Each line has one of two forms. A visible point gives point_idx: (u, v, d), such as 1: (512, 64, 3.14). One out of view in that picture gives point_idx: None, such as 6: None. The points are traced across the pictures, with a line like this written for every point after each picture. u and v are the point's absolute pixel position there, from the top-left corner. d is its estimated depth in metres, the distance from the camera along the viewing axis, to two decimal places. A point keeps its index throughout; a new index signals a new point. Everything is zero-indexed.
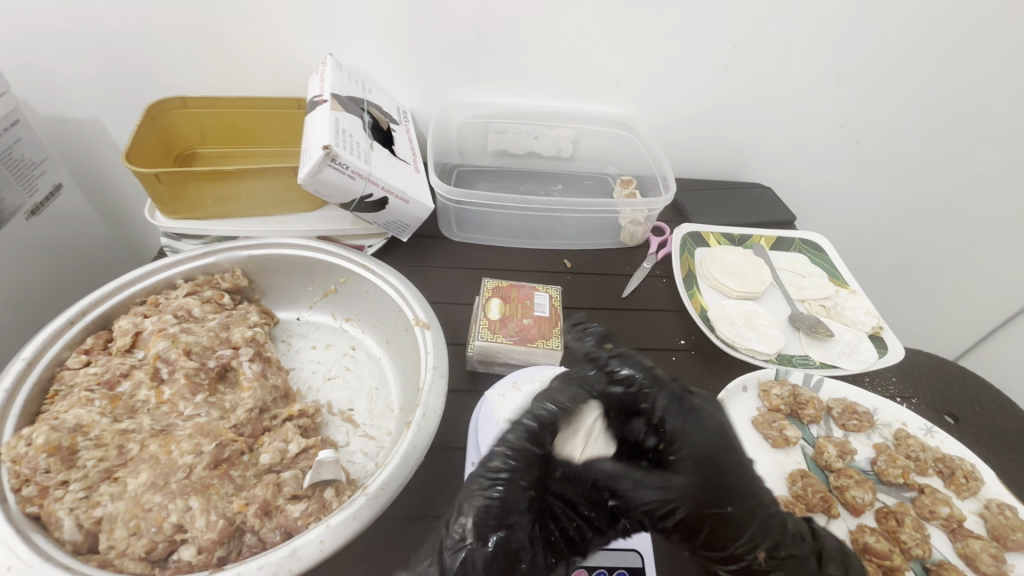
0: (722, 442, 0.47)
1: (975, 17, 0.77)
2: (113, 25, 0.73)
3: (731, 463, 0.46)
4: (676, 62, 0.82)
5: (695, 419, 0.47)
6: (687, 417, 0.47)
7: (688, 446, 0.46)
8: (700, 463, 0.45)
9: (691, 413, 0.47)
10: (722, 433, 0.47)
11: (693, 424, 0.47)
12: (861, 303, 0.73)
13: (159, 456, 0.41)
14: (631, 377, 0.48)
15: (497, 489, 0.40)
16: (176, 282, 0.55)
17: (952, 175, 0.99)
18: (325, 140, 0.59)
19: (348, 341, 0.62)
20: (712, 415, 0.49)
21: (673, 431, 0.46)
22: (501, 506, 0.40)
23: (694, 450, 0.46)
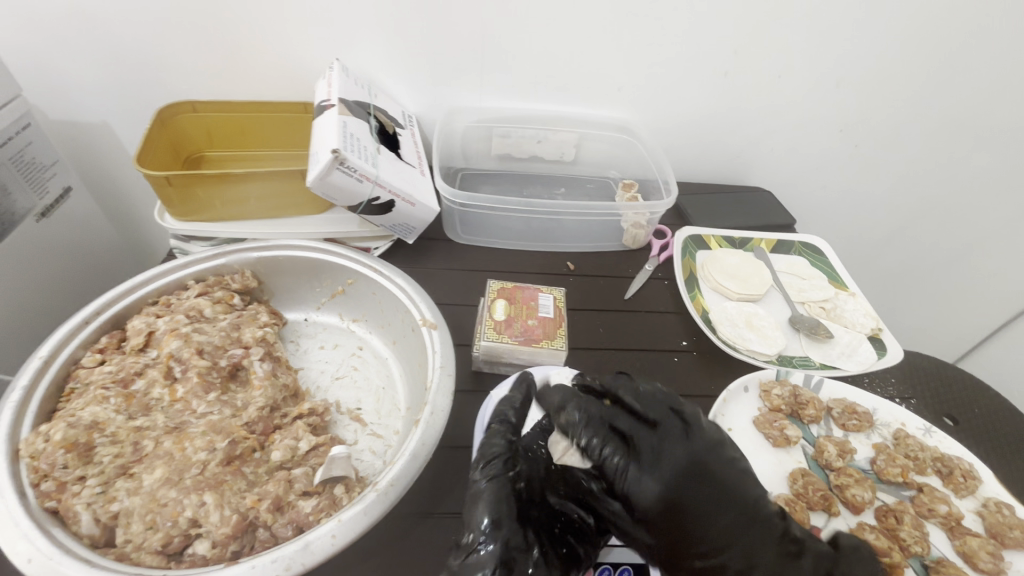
0: (685, 485, 0.46)
1: (972, 24, 0.78)
2: (124, 30, 0.75)
3: (701, 510, 0.45)
4: (677, 67, 0.83)
5: (653, 466, 0.47)
6: (640, 468, 0.47)
7: (642, 501, 0.46)
8: (662, 513, 0.45)
9: (652, 458, 0.47)
10: (691, 472, 0.46)
11: (647, 475, 0.46)
12: (861, 306, 0.74)
13: (173, 453, 0.42)
14: (587, 424, 0.48)
15: (491, 483, 0.45)
16: (187, 283, 0.56)
17: (949, 179, 1.00)
18: (334, 144, 0.60)
19: (355, 342, 0.63)
20: (680, 454, 0.47)
21: (627, 485, 0.46)
22: (501, 497, 0.44)
23: (650, 502, 0.46)
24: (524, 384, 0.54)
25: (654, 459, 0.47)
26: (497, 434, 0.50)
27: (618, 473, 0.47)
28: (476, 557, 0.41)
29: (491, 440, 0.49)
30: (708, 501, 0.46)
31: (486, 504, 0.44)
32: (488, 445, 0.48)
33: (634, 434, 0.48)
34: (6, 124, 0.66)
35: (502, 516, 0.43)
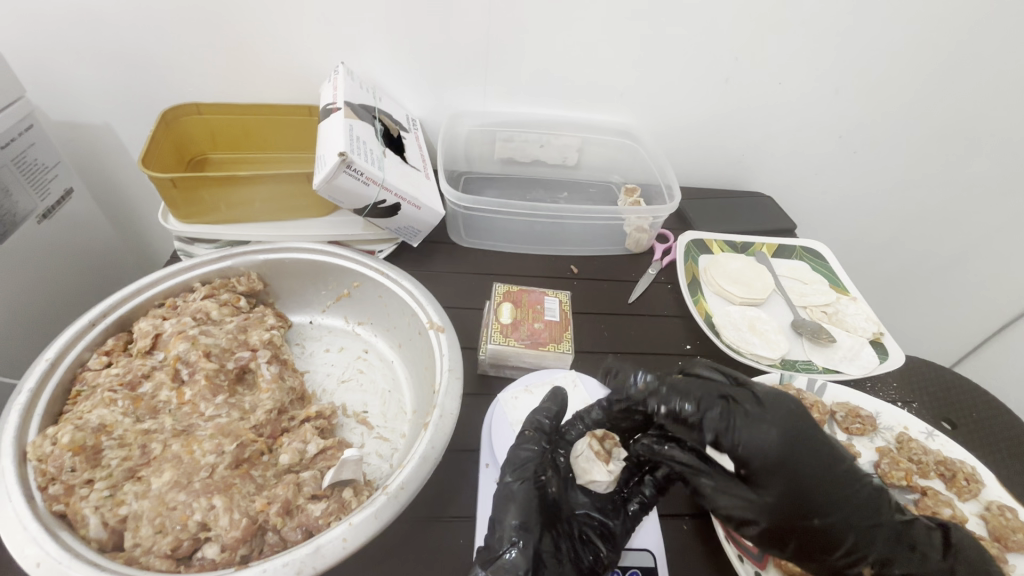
0: (799, 439, 0.42)
1: (967, 32, 0.80)
2: (128, 30, 0.74)
3: (817, 465, 0.42)
4: (679, 73, 0.84)
5: (765, 417, 0.43)
6: (751, 420, 0.43)
7: (758, 455, 0.42)
8: (783, 466, 0.42)
9: (757, 411, 0.43)
10: (799, 423, 0.43)
11: (760, 425, 0.42)
12: (863, 310, 0.74)
13: (182, 456, 0.42)
14: (667, 389, 0.46)
15: (527, 485, 0.46)
16: (193, 285, 0.56)
17: (947, 185, 1.01)
18: (340, 147, 0.60)
19: (361, 345, 0.63)
20: (786, 405, 0.44)
21: (740, 438, 0.42)
22: (532, 502, 0.45)
23: (767, 454, 0.42)
24: (558, 396, 0.53)
25: (761, 411, 0.43)
26: (531, 440, 0.49)
27: (723, 428, 0.43)
28: (506, 560, 0.41)
29: (524, 446, 0.49)
30: (819, 454, 0.43)
31: (517, 505, 0.44)
32: (519, 451, 0.48)
33: (729, 390, 0.45)
34: (8, 125, 0.65)
35: (532, 519, 0.44)
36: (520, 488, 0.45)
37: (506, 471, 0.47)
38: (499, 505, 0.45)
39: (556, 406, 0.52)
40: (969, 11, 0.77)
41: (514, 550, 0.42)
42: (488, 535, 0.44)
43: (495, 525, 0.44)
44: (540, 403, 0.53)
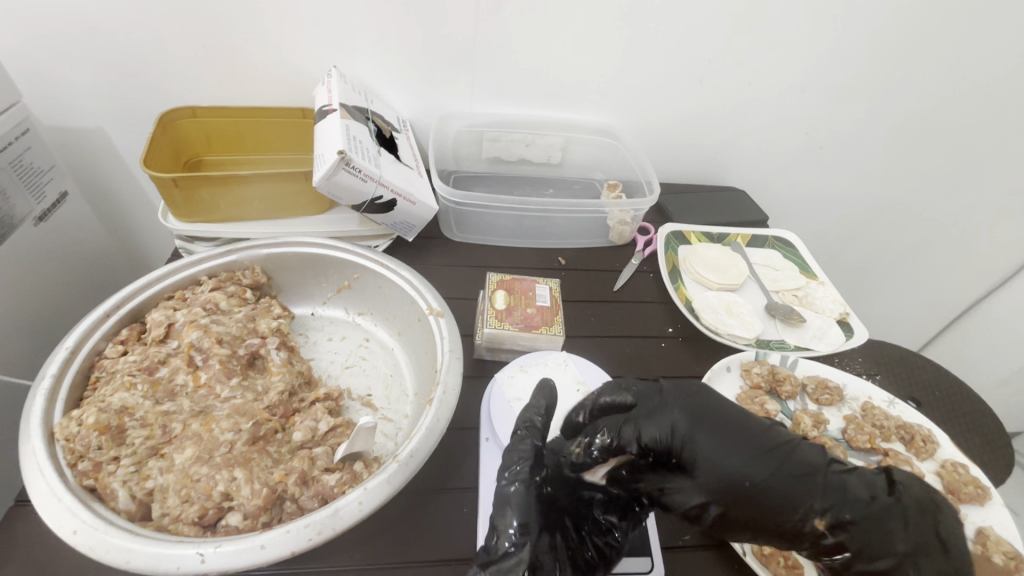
0: (706, 415, 0.50)
1: (916, 33, 0.86)
2: (126, 36, 0.76)
3: (726, 434, 0.48)
4: (655, 74, 0.89)
5: (668, 406, 0.51)
6: (656, 415, 0.51)
7: (672, 442, 0.49)
8: (692, 445, 0.49)
9: (662, 405, 0.52)
10: (697, 405, 0.51)
11: (659, 420, 0.51)
12: (830, 293, 0.80)
13: (201, 433, 0.44)
14: (596, 427, 0.52)
15: (520, 489, 0.47)
16: (200, 278, 0.58)
17: (906, 177, 1.09)
18: (339, 146, 0.63)
19: (362, 333, 0.65)
20: (686, 396, 0.52)
21: (652, 434, 0.50)
22: (529, 503, 0.47)
23: (674, 438, 0.49)
24: (546, 390, 0.55)
25: (665, 403, 0.52)
26: (525, 438, 0.51)
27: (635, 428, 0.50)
28: (509, 561, 0.44)
29: (519, 445, 0.50)
30: (733, 425, 0.49)
31: (514, 508, 0.46)
32: (514, 451, 0.50)
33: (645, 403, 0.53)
34: (6, 129, 0.67)
35: (530, 520, 0.46)
36: (517, 492, 0.46)
37: (499, 473, 0.49)
38: (496, 510, 0.46)
39: (547, 400, 0.55)
40: (918, 16, 0.84)
41: (513, 551, 0.44)
42: (486, 537, 0.46)
43: (494, 527, 0.46)
44: (531, 400, 0.55)
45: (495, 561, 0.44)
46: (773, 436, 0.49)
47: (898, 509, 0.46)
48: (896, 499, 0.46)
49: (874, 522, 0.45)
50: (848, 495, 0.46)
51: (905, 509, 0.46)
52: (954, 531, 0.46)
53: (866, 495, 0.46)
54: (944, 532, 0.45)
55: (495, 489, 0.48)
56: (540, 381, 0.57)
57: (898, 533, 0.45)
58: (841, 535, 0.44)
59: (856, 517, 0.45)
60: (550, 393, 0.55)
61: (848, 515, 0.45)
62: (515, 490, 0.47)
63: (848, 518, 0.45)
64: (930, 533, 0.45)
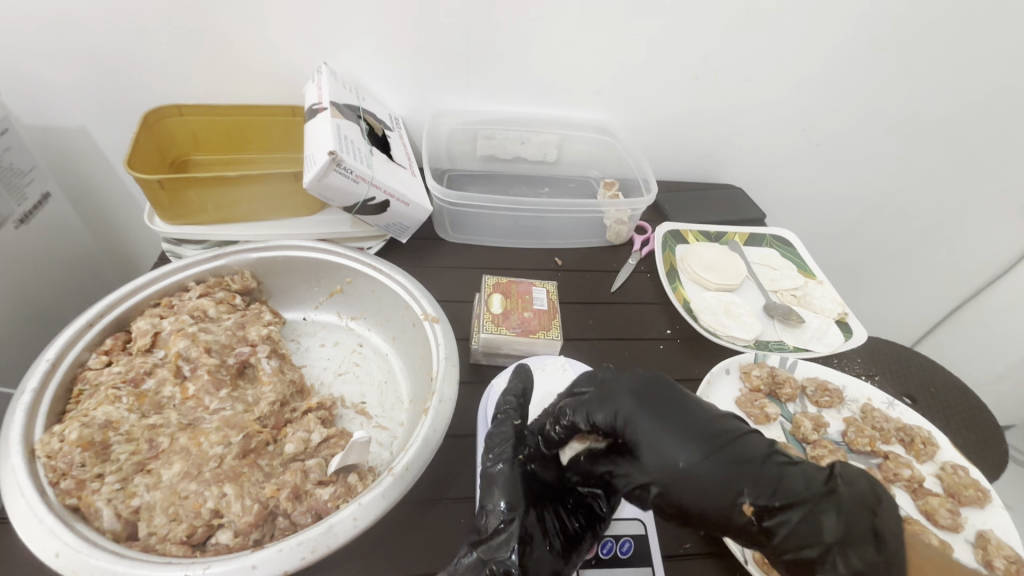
0: (649, 399, 0.48)
1: (914, 29, 0.86)
2: (110, 29, 0.74)
3: (669, 417, 0.47)
4: (651, 71, 0.88)
5: (615, 388, 0.50)
6: (602, 395, 0.50)
7: (615, 426, 0.49)
8: (634, 426, 0.48)
9: (611, 386, 0.51)
10: (645, 388, 0.49)
11: (604, 401, 0.50)
12: (828, 293, 0.80)
13: (190, 448, 0.43)
14: (558, 406, 0.52)
15: (505, 467, 0.49)
16: (188, 284, 0.57)
17: (902, 174, 1.08)
18: (330, 146, 0.61)
19: (355, 338, 0.63)
20: (635, 377, 0.51)
21: (599, 417, 0.49)
22: (515, 482, 0.48)
23: (617, 420, 0.49)
24: (523, 374, 0.57)
25: (613, 384, 0.51)
26: (505, 420, 0.53)
27: (586, 412, 0.50)
28: (500, 536, 0.45)
29: (501, 427, 0.52)
30: (676, 410, 0.47)
31: (501, 487, 0.48)
32: (497, 432, 0.52)
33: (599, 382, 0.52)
34: None
35: (517, 498, 0.47)
36: (502, 472, 0.48)
37: (483, 454, 0.51)
38: (484, 492, 0.48)
39: (523, 383, 0.57)
40: (915, 12, 0.84)
41: (503, 528, 0.46)
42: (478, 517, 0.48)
43: (484, 508, 0.47)
44: (507, 384, 0.57)
45: (487, 539, 0.45)
46: (721, 422, 0.48)
47: (835, 503, 0.44)
48: (831, 490, 0.45)
49: (807, 512, 0.43)
50: (782, 484, 0.44)
51: (840, 502, 0.44)
52: (892, 525, 0.44)
53: (802, 486, 0.44)
54: (880, 523, 0.44)
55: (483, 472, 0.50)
56: (517, 367, 0.58)
57: (829, 522, 0.43)
58: (772, 522, 0.43)
59: (789, 504, 0.43)
60: (527, 373, 0.57)
61: (779, 502, 0.43)
62: (501, 469, 0.49)
63: (778, 506, 0.43)
64: (865, 526, 0.43)
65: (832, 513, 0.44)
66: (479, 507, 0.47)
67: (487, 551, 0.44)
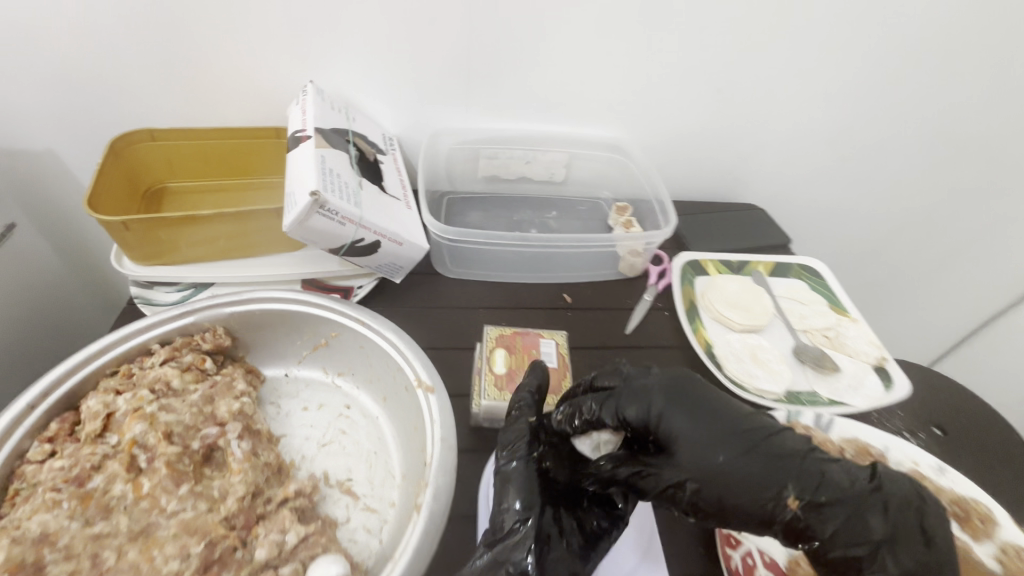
0: (683, 395, 0.48)
1: (957, 38, 0.78)
2: (79, 42, 0.67)
3: (702, 413, 0.47)
4: (668, 85, 0.81)
5: (647, 383, 0.50)
6: (631, 390, 0.50)
7: (646, 421, 0.48)
8: (667, 421, 0.47)
9: (641, 383, 0.50)
10: (676, 384, 0.49)
11: (633, 395, 0.49)
12: (863, 332, 0.73)
13: (140, 565, 0.38)
14: (579, 400, 0.51)
15: (519, 465, 0.47)
16: (151, 347, 0.50)
17: (934, 191, 1.01)
18: (312, 185, 0.55)
19: (342, 399, 0.57)
20: (664, 374, 0.50)
21: (630, 412, 0.48)
22: (531, 482, 0.47)
23: (649, 414, 0.48)
24: (539, 370, 0.55)
25: (644, 380, 0.50)
26: (519, 418, 0.51)
27: (614, 407, 0.49)
28: (516, 536, 0.44)
29: (516, 424, 0.51)
30: (711, 406, 0.47)
31: (517, 486, 0.46)
32: (511, 430, 0.50)
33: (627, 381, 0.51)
34: None
35: (534, 498, 0.45)
36: (518, 469, 0.46)
37: (499, 446, 0.49)
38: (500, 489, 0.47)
39: (540, 379, 0.55)
40: (959, 19, 0.76)
41: (519, 527, 0.44)
42: (492, 517, 0.46)
43: (499, 506, 0.46)
44: (523, 378, 0.55)
45: (502, 538, 0.44)
46: (753, 419, 0.48)
47: (877, 497, 0.44)
48: (876, 487, 0.44)
49: (853, 508, 0.43)
50: (826, 479, 0.44)
51: (885, 499, 0.44)
52: (938, 526, 0.44)
53: (845, 482, 0.44)
54: (926, 523, 0.43)
55: (499, 471, 0.48)
56: (533, 363, 0.56)
57: (876, 521, 0.42)
58: (815, 518, 0.43)
59: (834, 500, 0.43)
60: (541, 373, 0.55)
61: (824, 497, 0.43)
62: (514, 467, 0.47)
63: (823, 501, 0.43)
64: (912, 522, 0.43)
65: (877, 508, 0.43)
66: (494, 507, 0.45)
67: (502, 552, 0.44)
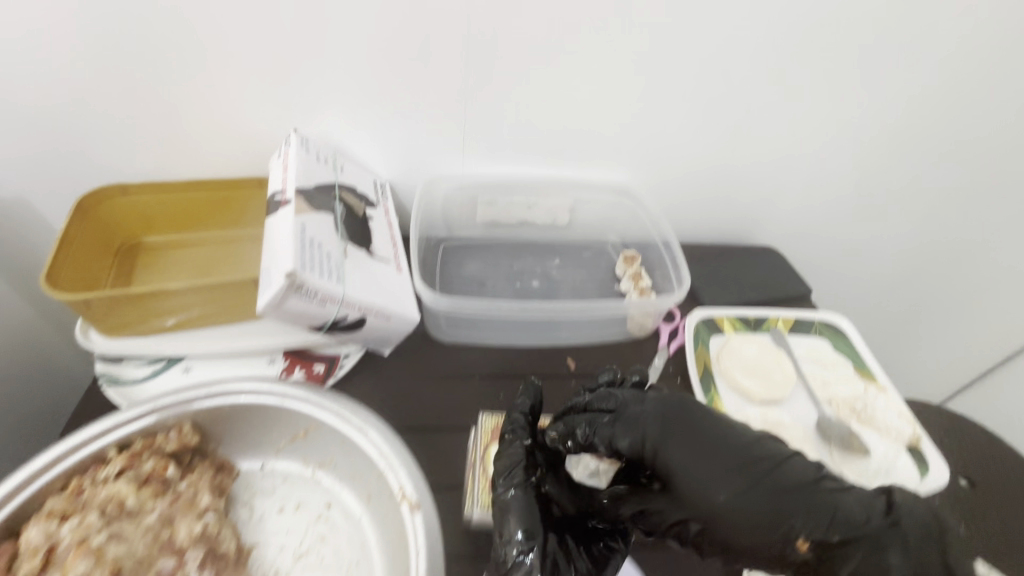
0: (677, 427, 0.51)
1: (991, 77, 0.72)
2: (48, 90, 0.63)
3: (702, 449, 0.50)
4: (679, 127, 0.75)
5: (641, 415, 0.53)
6: (626, 420, 0.53)
7: (646, 453, 0.52)
8: (663, 454, 0.51)
9: (636, 412, 0.54)
10: (671, 415, 0.52)
11: (629, 427, 0.53)
12: (893, 404, 0.67)
13: None
14: (573, 422, 0.55)
15: (518, 493, 0.49)
16: (105, 455, 0.47)
17: (966, 233, 0.94)
18: (288, 265, 0.50)
19: (322, 498, 0.52)
20: (659, 403, 0.53)
21: (622, 443, 0.53)
22: (530, 508, 0.49)
23: (645, 447, 0.52)
24: (534, 390, 0.58)
25: (639, 410, 0.54)
26: (515, 441, 0.53)
27: (608, 437, 0.54)
28: (519, 565, 0.46)
29: (512, 447, 0.53)
30: (709, 435, 0.50)
31: (517, 516, 0.48)
32: (507, 454, 0.52)
33: (621, 410, 0.54)
34: None
35: (534, 525, 0.47)
36: (515, 499, 0.48)
37: (497, 471, 0.51)
38: (501, 517, 0.49)
39: (533, 399, 0.58)
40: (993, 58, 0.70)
41: (523, 558, 0.46)
42: (496, 546, 0.48)
43: (500, 536, 0.48)
44: (516, 399, 0.58)
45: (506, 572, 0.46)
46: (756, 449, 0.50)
47: (897, 533, 0.46)
48: (893, 523, 0.46)
49: (869, 543, 0.46)
50: (837, 516, 0.47)
51: (904, 534, 0.46)
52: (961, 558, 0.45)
53: (857, 517, 0.46)
54: (950, 557, 0.45)
55: (497, 498, 0.50)
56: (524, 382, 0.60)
57: (896, 558, 0.45)
58: (825, 552, 0.46)
59: (847, 538, 0.46)
60: (532, 391, 0.58)
61: (835, 537, 0.46)
62: (513, 495, 0.49)
63: (836, 540, 0.46)
64: (935, 560, 0.45)
65: (896, 544, 0.46)
66: (497, 538, 0.47)
67: None
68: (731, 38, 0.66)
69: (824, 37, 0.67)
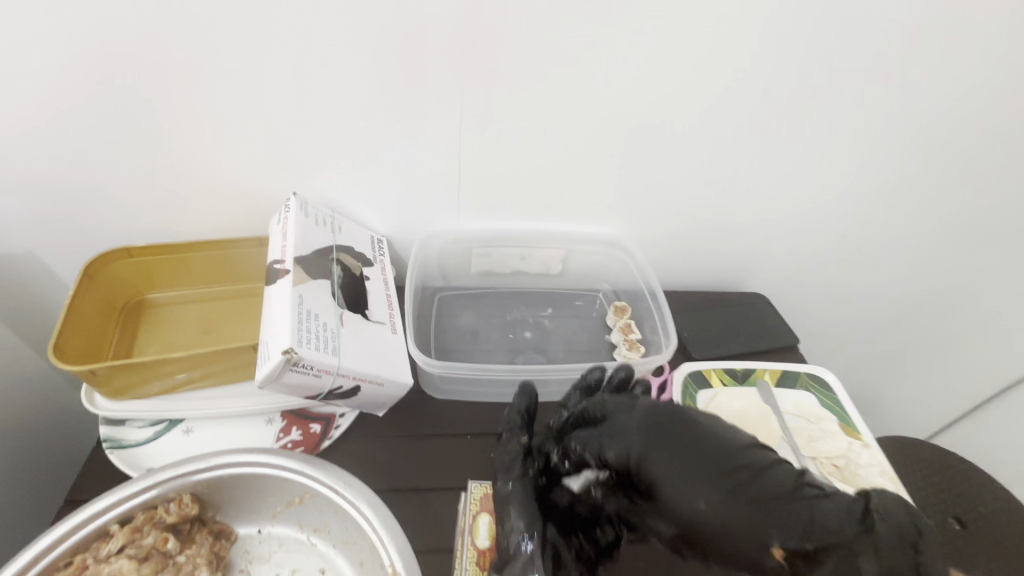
0: (663, 436, 0.54)
1: (965, 138, 0.75)
2: (59, 165, 0.66)
3: (687, 458, 0.52)
4: (665, 186, 0.78)
5: (625, 424, 0.56)
6: (612, 428, 0.57)
7: (632, 459, 0.54)
8: (648, 462, 0.54)
9: (622, 423, 0.57)
10: (655, 425, 0.55)
11: (615, 437, 0.56)
12: (876, 463, 0.68)
13: None
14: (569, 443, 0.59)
15: (517, 487, 0.55)
16: (108, 530, 0.51)
17: (951, 278, 0.95)
18: (285, 343, 0.52)
19: (317, 562, 0.57)
20: (646, 412, 0.56)
21: (610, 454, 0.55)
22: (529, 504, 0.54)
23: (631, 457, 0.54)
24: (526, 390, 0.63)
25: (624, 420, 0.57)
26: (513, 441, 0.60)
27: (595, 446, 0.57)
28: (520, 555, 0.51)
29: (511, 448, 0.59)
30: (694, 441, 0.53)
31: (517, 509, 0.54)
32: (507, 455, 0.59)
33: (609, 419, 0.57)
34: None
35: (534, 516, 0.53)
36: (515, 493, 0.54)
37: (500, 472, 0.58)
38: (505, 511, 0.54)
39: (528, 400, 0.63)
40: (966, 122, 0.73)
41: (524, 548, 0.51)
42: (502, 539, 0.53)
43: (504, 530, 0.53)
44: (512, 399, 0.63)
45: (508, 562, 0.51)
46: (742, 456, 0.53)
47: (869, 540, 0.49)
48: (868, 531, 0.49)
49: (843, 550, 0.48)
50: (814, 523, 0.49)
51: (877, 541, 0.48)
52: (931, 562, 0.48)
53: (833, 525, 0.49)
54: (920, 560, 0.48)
55: (499, 494, 0.56)
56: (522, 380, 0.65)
57: (868, 563, 0.47)
58: (800, 558, 0.49)
59: (821, 546, 0.48)
60: (526, 389, 0.63)
61: (811, 545, 0.48)
62: (513, 490, 0.55)
63: (811, 547, 0.48)
64: (904, 562, 0.48)
65: (869, 550, 0.48)
66: (501, 530, 0.53)
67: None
68: (717, 105, 0.68)
69: (802, 107, 0.69)
